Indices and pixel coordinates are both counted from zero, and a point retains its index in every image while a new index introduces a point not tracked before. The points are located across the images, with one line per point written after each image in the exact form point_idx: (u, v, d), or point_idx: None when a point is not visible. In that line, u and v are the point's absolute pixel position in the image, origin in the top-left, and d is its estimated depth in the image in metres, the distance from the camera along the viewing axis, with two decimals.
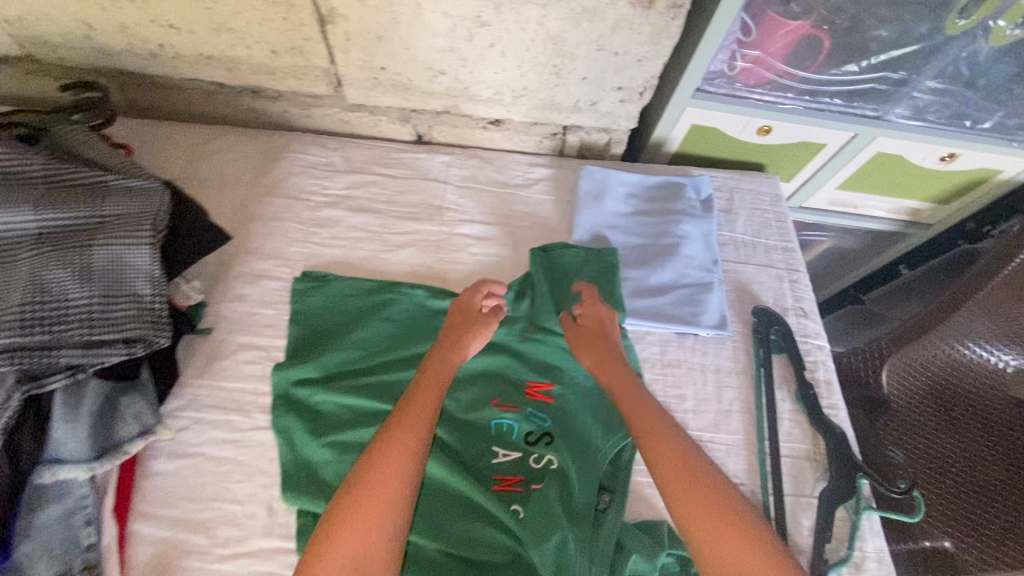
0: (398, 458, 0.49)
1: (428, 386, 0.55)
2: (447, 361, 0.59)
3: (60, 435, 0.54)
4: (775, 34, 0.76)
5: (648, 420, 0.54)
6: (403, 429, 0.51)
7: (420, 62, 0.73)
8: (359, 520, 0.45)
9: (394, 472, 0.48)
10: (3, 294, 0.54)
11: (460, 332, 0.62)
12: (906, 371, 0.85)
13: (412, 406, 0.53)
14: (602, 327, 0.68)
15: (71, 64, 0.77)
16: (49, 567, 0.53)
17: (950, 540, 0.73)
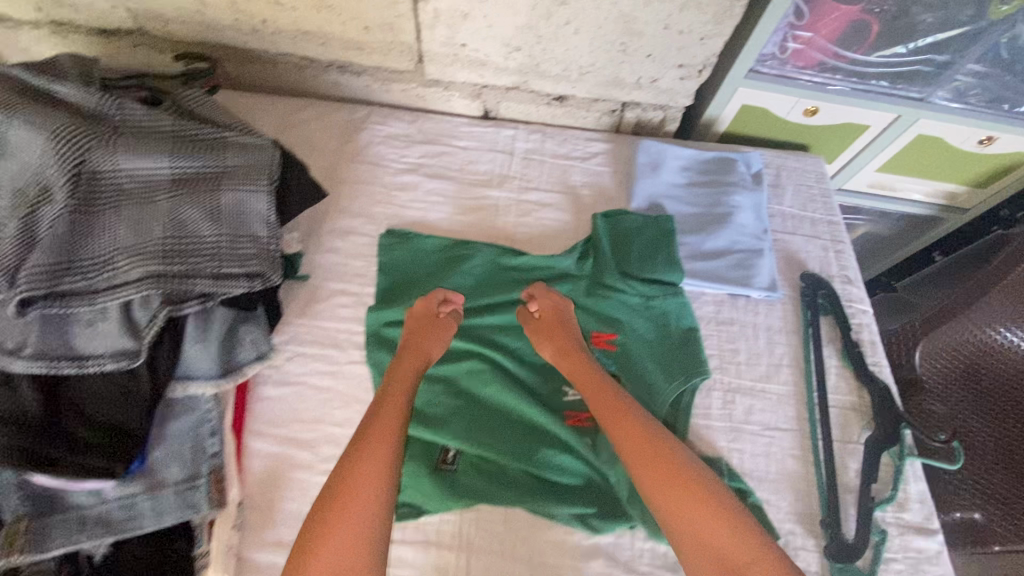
0: (377, 458, 0.54)
1: (396, 392, 0.60)
2: (408, 368, 0.63)
3: (192, 354, 0.62)
4: (827, 17, 0.82)
5: (620, 419, 0.60)
6: (377, 434, 0.56)
7: (498, 39, 0.80)
8: (352, 512, 0.50)
9: (377, 471, 0.53)
10: (147, 228, 0.61)
11: (416, 340, 0.66)
12: (939, 354, 0.90)
13: (382, 413, 0.58)
14: (562, 315, 0.71)
15: (179, 38, 0.86)
16: (181, 469, 0.60)
17: (979, 513, 0.81)
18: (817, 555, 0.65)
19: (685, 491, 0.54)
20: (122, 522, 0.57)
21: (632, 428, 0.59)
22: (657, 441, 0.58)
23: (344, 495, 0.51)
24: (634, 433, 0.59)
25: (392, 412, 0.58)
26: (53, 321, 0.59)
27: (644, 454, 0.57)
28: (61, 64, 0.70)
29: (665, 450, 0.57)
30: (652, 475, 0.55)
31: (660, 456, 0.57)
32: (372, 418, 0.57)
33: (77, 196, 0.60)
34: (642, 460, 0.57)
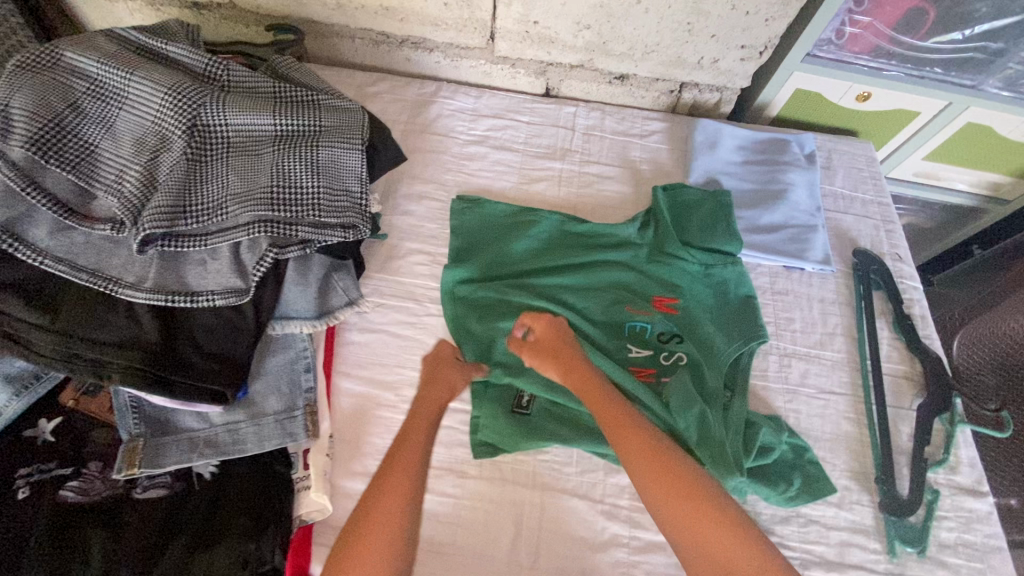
0: (398, 489, 0.56)
1: (417, 425, 0.62)
2: (432, 397, 0.65)
3: (292, 296, 0.68)
4: (887, 3, 0.85)
5: (629, 436, 0.60)
6: (396, 470, 0.58)
7: (570, 17, 0.85)
8: (372, 544, 0.53)
9: (397, 505, 0.55)
10: (255, 177, 0.66)
11: (436, 372, 0.68)
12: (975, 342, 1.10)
13: (400, 447, 0.60)
14: (561, 335, 0.69)
15: (265, 12, 0.91)
16: (280, 400, 0.65)
17: (1015, 498, 0.95)
18: (871, 510, 0.68)
19: (694, 510, 0.55)
20: (228, 444, 0.62)
21: (640, 447, 0.59)
22: (664, 458, 0.58)
23: (365, 527, 0.54)
24: (642, 452, 0.59)
25: (410, 445, 0.60)
26: (169, 259, 0.64)
27: (653, 474, 0.57)
28: (170, 28, 0.76)
29: (673, 467, 0.58)
30: (662, 497, 0.56)
31: (668, 474, 0.57)
32: (393, 452, 0.60)
33: (191, 145, 0.66)
34: (650, 478, 0.57)
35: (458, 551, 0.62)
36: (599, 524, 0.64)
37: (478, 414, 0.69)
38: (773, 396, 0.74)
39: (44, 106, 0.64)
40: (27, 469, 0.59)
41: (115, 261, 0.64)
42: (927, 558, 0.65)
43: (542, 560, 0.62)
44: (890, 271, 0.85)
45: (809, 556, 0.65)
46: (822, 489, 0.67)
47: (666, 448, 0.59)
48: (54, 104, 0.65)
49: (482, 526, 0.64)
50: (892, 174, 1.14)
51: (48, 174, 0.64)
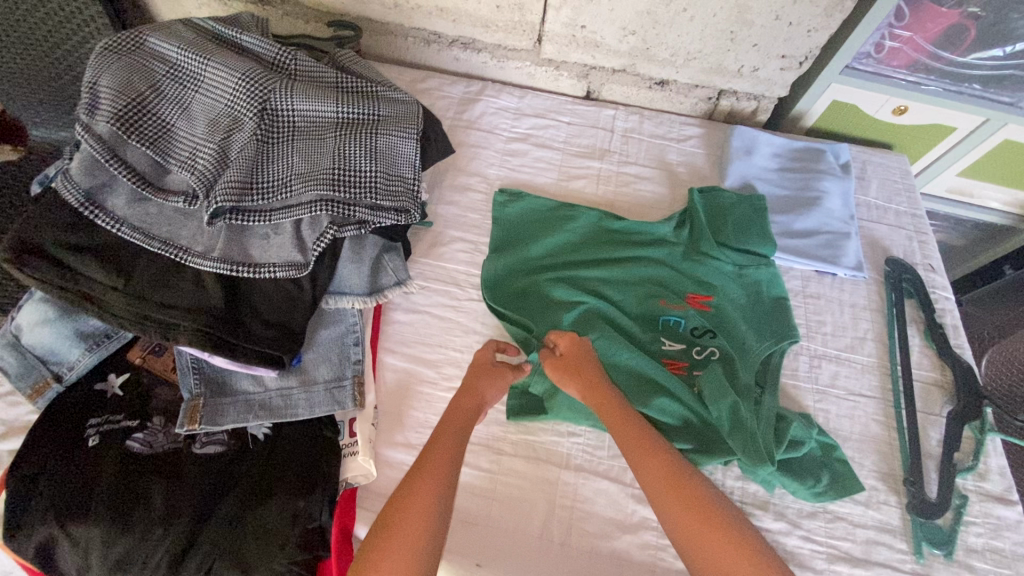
0: (427, 491, 0.56)
1: (452, 431, 0.62)
2: (463, 408, 0.65)
3: (346, 273, 0.72)
4: (928, 20, 0.88)
5: (648, 453, 0.60)
6: (427, 472, 0.58)
7: (616, 23, 0.88)
8: (399, 542, 0.52)
9: (424, 507, 0.55)
10: (319, 159, 0.70)
11: (473, 381, 0.68)
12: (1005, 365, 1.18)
13: (430, 452, 0.60)
14: (584, 352, 0.69)
15: (325, 9, 0.96)
16: (330, 370, 0.69)
17: None
18: (898, 511, 0.69)
19: (712, 531, 0.55)
20: (280, 408, 0.66)
21: (658, 466, 0.60)
22: (682, 477, 0.59)
23: (392, 525, 0.54)
24: (661, 470, 0.59)
25: (443, 451, 0.60)
26: (235, 232, 0.68)
27: (670, 492, 0.58)
28: (242, 20, 0.82)
29: (689, 488, 0.58)
30: (681, 517, 0.56)
31: (687, 493, 0.58)
32: (425, 455, 0.60)
33: (261, 127, 0.71)
34: (667, 496, 0.58)
35: (491, 523, 0.64)
36: (628, 507, 0.66)
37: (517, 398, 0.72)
38: (802, 395, 0.76)
39: (128, 85, 0.69)
40: (98, 419, 0.63)
41: (184, 231, 0.68)
42: (954, 561, 0.66)
43: (573, 538, 0.64)
44: (923, 281, 0.86)
45: (835, 551, 0.66)
46: (850, 486, 0.68)
47: (683, 468, 0.60)
48: (137, 84, 0.70)
49: (516, 500, 0.66)
50: (925, 190, 1.15)
51: (128, 148, 0.69)
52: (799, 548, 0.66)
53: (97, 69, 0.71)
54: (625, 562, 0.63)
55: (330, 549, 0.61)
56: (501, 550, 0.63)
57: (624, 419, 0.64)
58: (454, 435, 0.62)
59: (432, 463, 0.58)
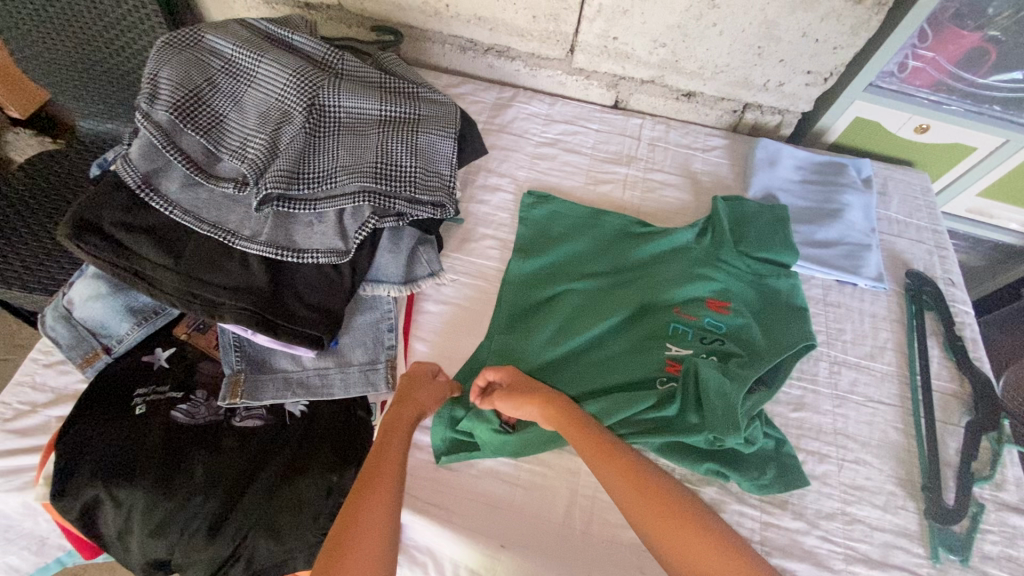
0: (382, 506, 0.55)
1: (394, 447, 0.61)
2: (404, 418, 0.64)
3: (383, 262, 0.75)
4: (950, 42, 0.91)
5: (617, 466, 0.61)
6: (379, 485, 0.56)
7: (648, 35, 0.92)
8: (360, 559, 0.51)
9: (381, 523, 0.54)
10: (363, 153, 0.74)
11: (410, 393, 0.67)
12: None
13: (381, 467, 0.58)
14: (529, 380, 0.69)
15: (367, 14, 1.01)
16: (365, 353, 0.72)
17: None
18: (917, 516, 0.70)
19: (680, 524, 0.58)
20: (317, 386, 0.68)
21: (622, 474, 0.61)
22: (645, 479, 0.61)
23: (353, 543, 0.52)
24: (625, 475, 0.61)
25: (388, 463, 0.59)
26: (281, 218, 0.71)
27: (636, 495, 0.60)
28: (294, 22, 0.86)
29: (654, 487, 0.61)
30: (648, 518, 0.58)
31: (652, 492, 0.60)
32: (373, 468, 0.58)
33: (309, 121, 0.74)
34: (632, 500, 0.60)
35: (515, 508, 0.66)
36: None
37: (457, 432, 0.70)
38: (821, 399, 0.77)
39: (187, 79, 0.74)
40: (144, 389, 0.66)
41: (233, 216, 0.71)
42: (970, 567, 0.67)
43: (594, 526, 0.66)
44: (942, 294, 0.87)
45: (852, 552, 0.66)
46: (794, 480, 0.68)
47: (647, 469, 0.62)
48: (195, 78, 0.75)
49: (539, 488, 0.68)
50: (944, 209, 1.16)
51: (184, 136, 0.73)
52: (817, 548, 0.66)
53: (158, 63, 0.76)
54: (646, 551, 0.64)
55: None
56: (525, 534, 0.64)
57: (587, 430, 0.64)
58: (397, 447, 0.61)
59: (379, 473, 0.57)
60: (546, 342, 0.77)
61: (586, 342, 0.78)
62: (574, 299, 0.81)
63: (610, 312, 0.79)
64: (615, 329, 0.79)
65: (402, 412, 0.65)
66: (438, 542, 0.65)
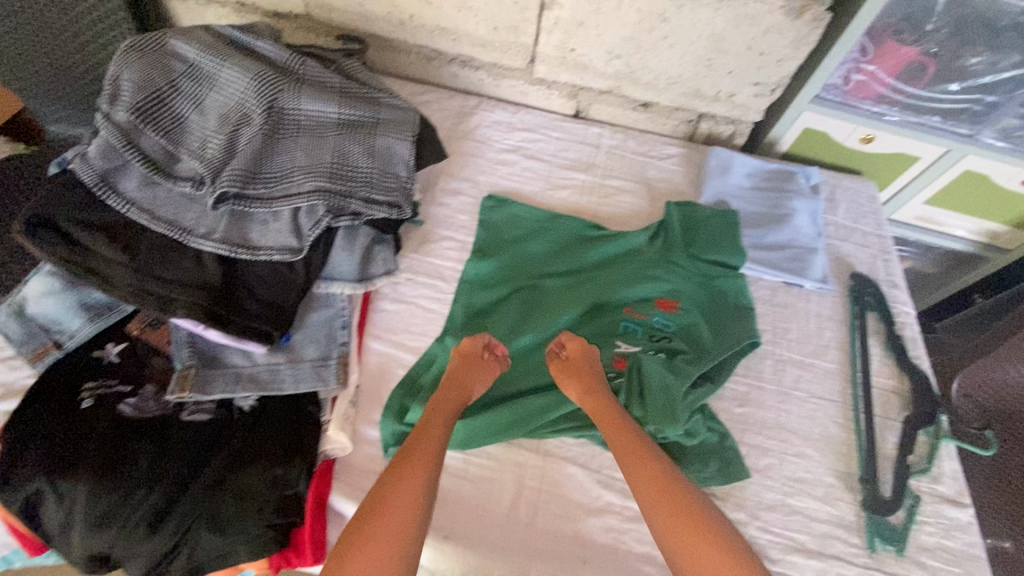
0: (414, 484, 0.58)
1: (438, 422, 0.65)
2: (452, 398, 0.68)
3: (338, 260, 0.77)
4: (889, 56, 0.94)
5: (637, 458, 0.63)
6: (413, 465, 0.59)
7: (603, 47, 0.95)
8: (388, 522, 0.54)
9: (411, 498, 0.57)
10: (320, 154, 0.76)
11: (464, 372, 0.71)
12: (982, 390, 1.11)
13: (419, 443, 0.62)
14: (584, 358, 0.73)
15: (333, 24, 1.03)
16: (316, 349, 0.72)
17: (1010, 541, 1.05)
18: (854, 507, 0.72)
19: (692, 531, 0.57)
20: (267, 381, 0.69)
21: (645, 471, 0.62)
22: (667, 481, 0.61)
23: (381, 509, 0.55)
24: (647, 473, 0.62)
25: (427, 443, 0.62)
26: (237, 216, 0.73)
27: (653, 493, 0.60)
28: (258, 29, 0.89)
29: (672, 492, 0.60)
30: (664, 515, 0.59)
31: (669, 495, 0.60)
32: (411, 447, 0.61)
33: (268, 122, 0.76)
34: (653, 496, 0.60)
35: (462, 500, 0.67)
36: (594, 491, 0.69)
37: (406, 426, 0.70)
38: (765, 396, 0.79)
39: (149, 82, 0.77)
40: (92, 383, 0.67)
41: (189, 214, 0.73)
42: (905, 557, 0.69)
43: (539, 517, 0.67)
44: (884, 296, 0.91)
45: (790, 542, 0.68)
46: (735, 472, 0.71)
47: (671, 475, 0.62)
48: (157, 81, 0.77)
49: (487, 480, 0.69)
50: (894, 217, 1.21)
51: (144, 137, 0.75)
52: (756, 538, 0.68)
53: (121, 67, 0.78)
54: (587, 544, 0.66)
55: (304, 516, 0.63)
56: (472, 529, 0.66)
57: (615, 425, 0.67)
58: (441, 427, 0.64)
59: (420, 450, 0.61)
60: (497, 340, 0.79)
61: (536, 340, 0.80)
62: (526, 300, 0.84)
63: (562, 312, 0.82)
64: (565, 329, 0.82)
65: (454, 390, 0.69)
66: None
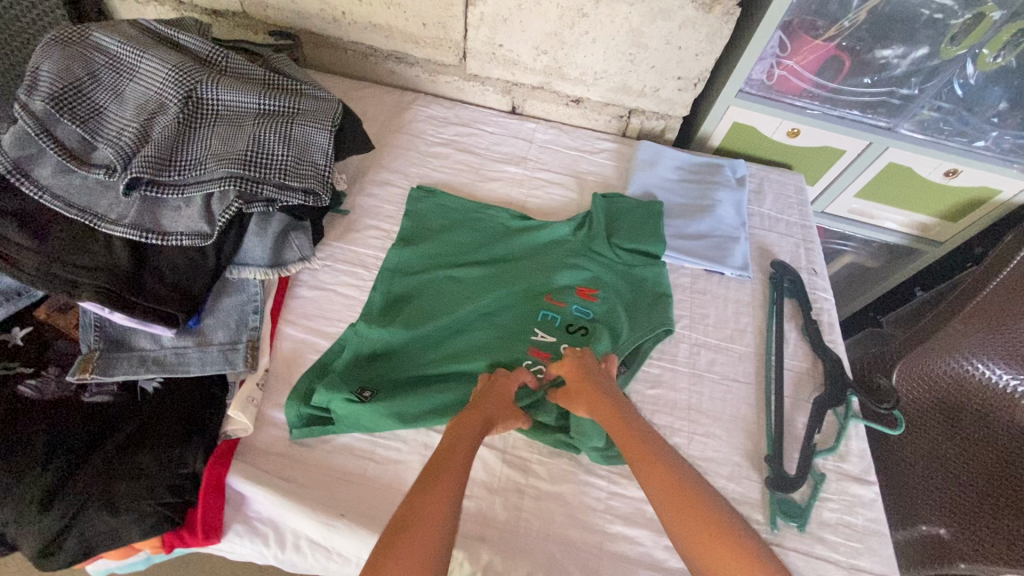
0: (446, 495, 0.52)
1: (464, 443, 0.59)
2: (474, 419, 0.63)
3: (251, 246, 0.78)
4: (804, 50, 0.96)
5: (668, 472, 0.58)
6: (445, 478, 0.54)
7: (529, 42, 0.98)
8: (417, 536, 0.48)
9: (440, 511, 0.51)
10: (235, 141, 0.76)
11: (488, 399, 0.66)
12: (914, 376, 1.07)
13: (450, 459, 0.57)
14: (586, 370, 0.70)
15: (270, 21, 1.06)
16: (226, 333, 0.74)
17: (946, 528, 0.95)
18: (759, 485, 0.73)
19: (721, 542, 0.51)
20: (173, 364, 0.70)
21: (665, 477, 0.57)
22: (687, 484, 0.56)
23: (409, 522, 0.49)
24: (663, 480, 0.57)
25: (457, 459, 0.57)
26: (149, 202, 0.74)
27: (674, 499, 0.55)
28: (186, 24, 0.90)
29: (702, 502, 0.55)
30: (687, 524, 0.53)
31: (691, 502, 0.54)
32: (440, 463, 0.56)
33: (185, 112, 0.77)
34: (672, 506, 0.55)
35: (366, 479, 0.68)
36: (498, 471, 0.70)
37: (313, 408, 0.71)
38: (677, 378, 0.81)
39: (67, 71, 0.75)
40: None
41: (102, 201, 0.73)
42: (807, 533, 0.69)
43: None
44: (803, 282, 0.93)
45: None
46: None
47: (692, 479, 0.57)
48: (75, 71, 0.76)
49: (392, 462, 0.69)
50: (829, 210, 1.24)
51: (60, 126, 0.73)
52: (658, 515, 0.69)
53: (40, 57, 0.77)
54: (487, 522, 0.66)
55: (199, 495, 0.64)
56: (366, 503, 0.66)
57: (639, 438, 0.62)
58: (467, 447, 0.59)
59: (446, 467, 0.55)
60: (412, 323, 0.78)
61: (455, 325, 0.80)
62: (447, 286, 0.84)
63: (481, 297, 0.82)
64: (484, 315, 0.81)
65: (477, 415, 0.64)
66: (277, 511, 0.66)
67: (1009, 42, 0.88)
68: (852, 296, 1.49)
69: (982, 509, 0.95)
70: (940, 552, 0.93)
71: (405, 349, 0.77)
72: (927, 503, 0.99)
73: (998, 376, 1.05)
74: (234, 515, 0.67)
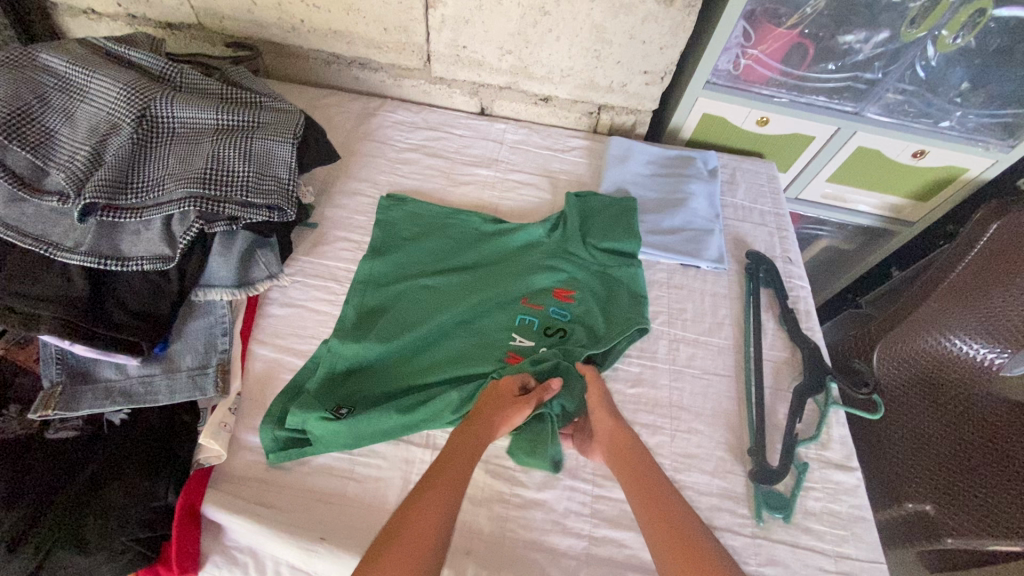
0: (443, 503, 0.55)
1: (465, 448, 0.62)
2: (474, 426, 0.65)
3: (215, 266, 0.76)
4: (770, 37, 0.95)
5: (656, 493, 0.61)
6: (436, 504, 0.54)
7: (492, 43, 0.97)
8: (407, 542, 0.50)
9: (439, 517, 0.53)
10: (193, 159, 0.73)
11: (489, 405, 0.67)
12: (893, 359, 1.07)
13: (441, 477, 0.57)
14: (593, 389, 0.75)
15: (228, 31, 1.03)
16: (195, 357, 0.73)
17: (931, 503, 0.93)
18: (744, 478, 0.73)
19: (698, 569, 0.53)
20: (140, 393, 0.68)
21: (666, 521, 0.58)
22: (677, 517, 0.58)
23: (404, 524, 0.52)
24: (661, 512, 0.59)
25: (457, 464, 0.59)
26: (106, 228, 0.70)
27: (664, 529, 0.57)
28: (136, 40, 0.87)
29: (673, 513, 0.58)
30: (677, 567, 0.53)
31: (689, 550, 0.54)
32: (437, 475, 0.58)
33: (140, 131, 0.74)
34: (663, 538, 0.56)
35: (346, 499, 0.67)
36: (482, 482, 0.69)
37: (289, 430, 0.70)
38: (655, 375, 0.80)
39: (11, 93, 0.70)
40: None
41: (56, 228, 0.68)
42: (792, 523, 0.70)
43: None
44: (779, 271, 0.93)
45: None
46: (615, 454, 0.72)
47: (685, 512, 0.59)
48: (21, 93, 0.71)
49: (372, 479, 0.68)
50: (803, 196, 1.24)
51: (8, 153, 0.68)
52: None
53: None
54: (473, 535, 0.66)
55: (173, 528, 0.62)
56: (346, 523, 0.65)
57: (636, 463, 0.65)
58: (467, 450, 0.62)
59: (443, 471, 0.58)
60: (384, 336, 0.77)
61: (428, 337, 0.78)
62: (420, 297, 0.82)
63: (454, 305, 0.81)
64: (456, 325, 0.80)
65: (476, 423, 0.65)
66: (257, 538, 0.64)
67: (967, 22, 0.89)
68: (831, 278, 1.50)
69: (970, 485, 0.93)
70: (926, 530, 0.92)
71: (379, 364, 0.76)
72: (913, 479, 0.97)
73: (976, 351, 1.03)
74: (212, 545, 0.65)
